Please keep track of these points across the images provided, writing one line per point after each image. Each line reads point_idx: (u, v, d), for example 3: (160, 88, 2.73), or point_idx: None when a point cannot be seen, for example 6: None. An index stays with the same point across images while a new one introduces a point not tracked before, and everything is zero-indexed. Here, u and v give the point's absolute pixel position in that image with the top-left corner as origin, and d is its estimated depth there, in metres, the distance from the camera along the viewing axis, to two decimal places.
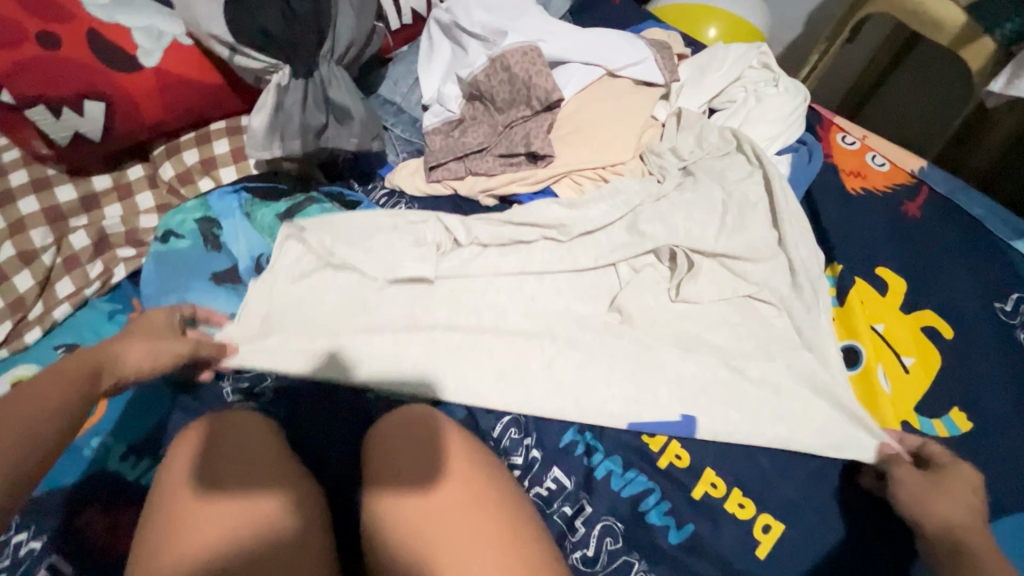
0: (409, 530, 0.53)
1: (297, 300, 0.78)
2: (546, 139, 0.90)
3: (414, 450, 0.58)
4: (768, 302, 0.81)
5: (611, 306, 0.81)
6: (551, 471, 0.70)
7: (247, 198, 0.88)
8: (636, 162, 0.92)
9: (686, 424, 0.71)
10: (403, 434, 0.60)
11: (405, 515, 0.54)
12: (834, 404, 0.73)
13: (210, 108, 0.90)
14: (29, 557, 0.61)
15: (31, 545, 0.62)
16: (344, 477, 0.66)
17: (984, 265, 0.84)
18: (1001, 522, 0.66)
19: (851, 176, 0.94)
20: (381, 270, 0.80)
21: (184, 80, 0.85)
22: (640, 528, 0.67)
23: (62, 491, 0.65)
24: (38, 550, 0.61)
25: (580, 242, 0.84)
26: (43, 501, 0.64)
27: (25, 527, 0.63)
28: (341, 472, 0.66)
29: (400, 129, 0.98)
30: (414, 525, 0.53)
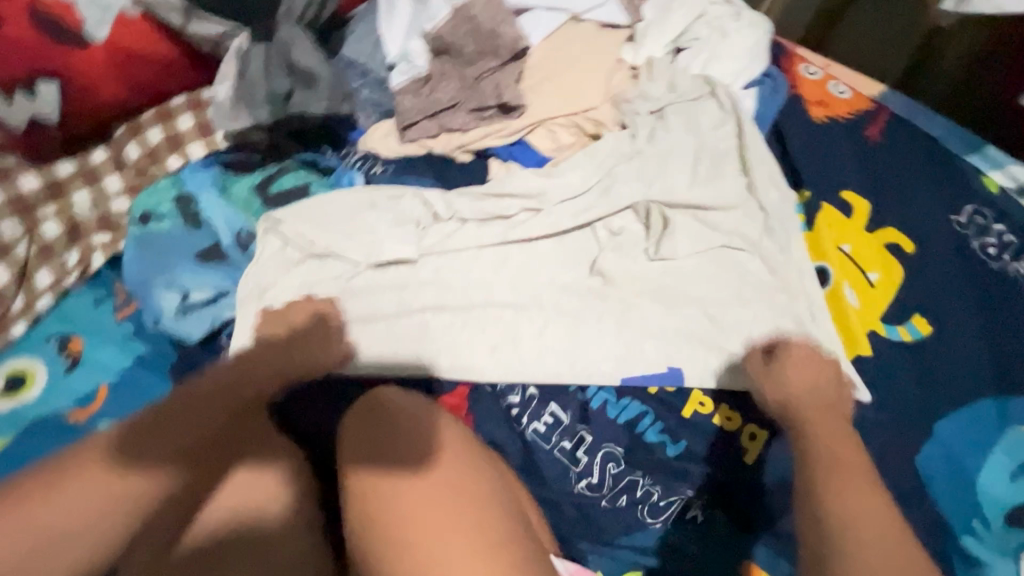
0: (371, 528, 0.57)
1: (291, 289, 0.80)
2: (516, 89, 0.90)
3: (387, 451, 0.60)
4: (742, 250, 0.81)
5: (592, 269, 0.82)
6: (548, 407, 0.75)
7: (220, 173, 0.86)
8: (608, 105, 0.92)
9: (672, 376, 0.75)
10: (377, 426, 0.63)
11: (362, 516, 0.58)
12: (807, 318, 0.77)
13: (168, 79, 0.88)
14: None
15: None
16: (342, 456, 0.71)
17: (942, 178, 0.89)
18: (956, 413, 0.71)
19: (815, 105, 0.96)
20: (361, 255, 0.81)
21: (136, 52, 0.82)
22: (640, 449, 0.72)
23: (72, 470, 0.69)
24: None
25: (559, 188, 0.85)
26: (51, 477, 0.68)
27: None
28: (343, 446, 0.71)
29: (368, 91, 0.95)
30: (374, 520, 0.57)
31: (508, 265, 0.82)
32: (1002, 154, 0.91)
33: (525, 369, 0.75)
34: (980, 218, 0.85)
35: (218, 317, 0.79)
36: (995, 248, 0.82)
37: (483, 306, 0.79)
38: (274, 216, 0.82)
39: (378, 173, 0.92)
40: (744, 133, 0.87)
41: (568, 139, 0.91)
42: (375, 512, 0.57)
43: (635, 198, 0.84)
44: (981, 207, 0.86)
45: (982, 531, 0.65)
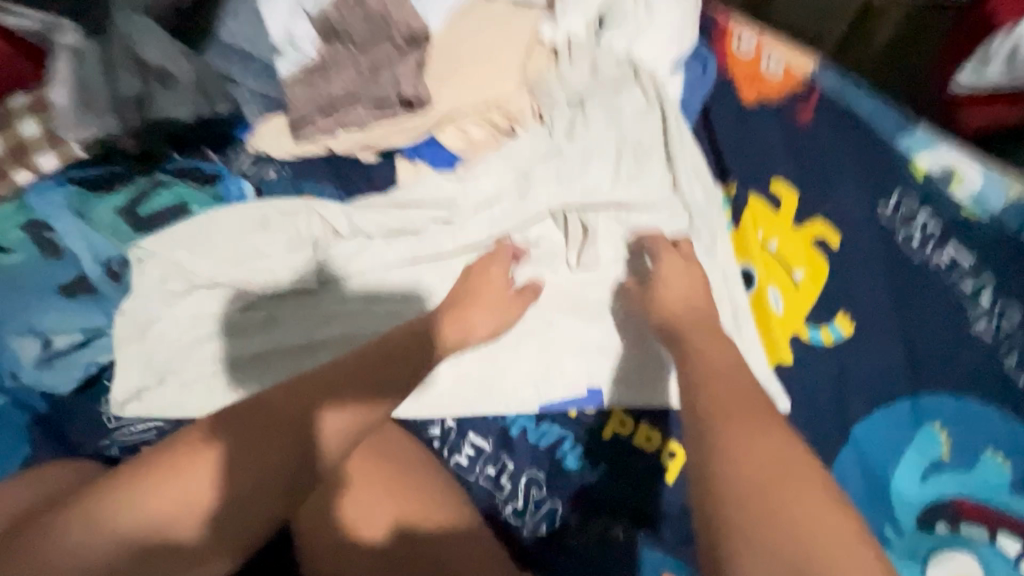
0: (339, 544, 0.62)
1: (181, 326, 0.71)
2: (418, 81, 0.82)
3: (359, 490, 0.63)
4: None
5: None
6: (467, 438, 0.72)
7: (77, 192, 0.74)
8: (524, 95, 0.85)
9: (592, 395, 0.72)
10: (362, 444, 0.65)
11: (362, 508, 0.62)
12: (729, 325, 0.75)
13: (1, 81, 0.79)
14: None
15: None
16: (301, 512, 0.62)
17: (869, 163, 0.85)
18: (876, 414, 0.71)
19: (746, 84, 0.90)
20: (262, 284, 0.73)
21: None
22: (562, 475, 0.70)
23: None
24: None
25: (471, 194, 0.79)
26: None
27: None
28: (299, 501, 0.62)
29: (254, 80, 0.82)
30: (363, 514, 0.62)
31: (420, 285, 0.75)
32: (931, 134, 0.84)
33: (441, 402, 0.72)
34: (906, 205, 0.81)
35: (94, 362, 0.69)
36: (916, 240, 0.79)
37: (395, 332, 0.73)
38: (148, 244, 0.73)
39: (272, 178, 0.82)
40: (667, 124, 0.82)
41: (481, 136, 0.83)
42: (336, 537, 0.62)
43: (553, 205, 0.79)
44: (906, 192, 0.82)
45: (893, 534, 0.66)
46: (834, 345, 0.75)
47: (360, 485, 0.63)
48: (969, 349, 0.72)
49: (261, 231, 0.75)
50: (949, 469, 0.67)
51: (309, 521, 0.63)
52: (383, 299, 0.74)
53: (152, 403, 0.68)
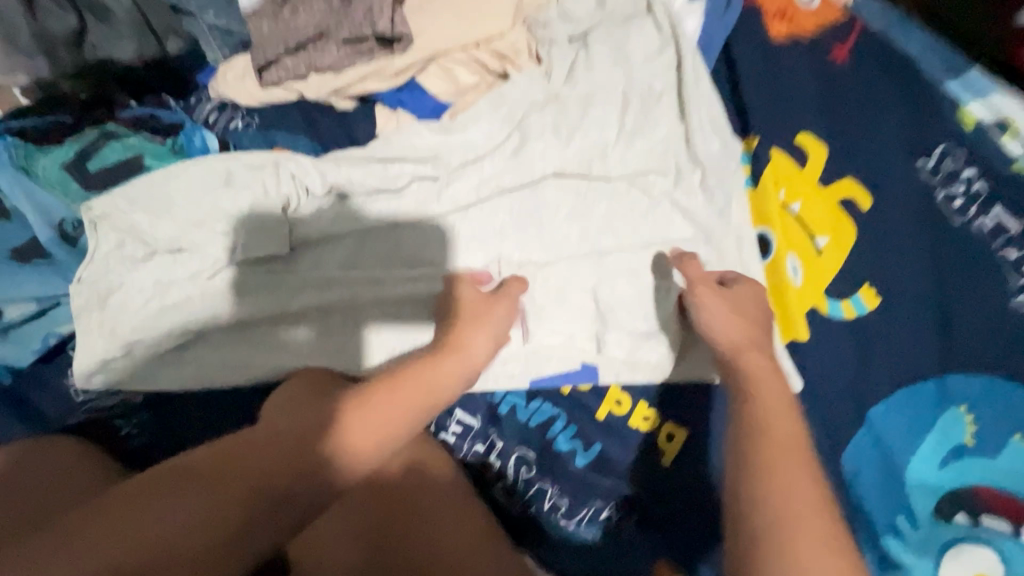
0: (342, 523, 0.58)
1: (144, 294, 0.65)
2: (397, 14, 0.71)
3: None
4: (690, 226, 0.69)
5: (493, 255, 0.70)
6: (453, 415, 0.67)
7: (20, 145, 0.67)
8: (519, 30, 0.75)
9: (586, 373, 0.67)
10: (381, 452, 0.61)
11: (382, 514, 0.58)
12: None
13: None
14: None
15: None
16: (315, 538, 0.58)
17: (914, 110, 0.75)
18: (895, 394, 0.65)
19: (776, 17, 0.79)
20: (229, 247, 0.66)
21: None
22: (552, 456, 0.66)
23: None
24: None
25: (458, 149, 0.71)
26: None
27: None
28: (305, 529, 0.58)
29: (213, 13, 0.72)
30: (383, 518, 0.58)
31: (402, 248, 0.69)
32: (985, 79, 0.75)
33: None
34: (950, 162, 0.72)
35: (53, 333, 0.65)
36: (960, 199, 0.70)
37: (376, 301, 0.67)
38: (99, 207, 0.66)
39: (239, 129, 0.74)
40: (681, 63, 0.72)
41: (469, 80, 0.74)
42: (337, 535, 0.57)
43: (550, 161, 0.71)
44: (952, 148, 0.73)
45: (905, 528, 0.60)
46: (857, 319, 0.68)
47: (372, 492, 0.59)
48: (1009, 323, 0.66)
49: (226, 189, 0.68)
50: (974, 455, 0.62)
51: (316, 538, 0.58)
52: (362, 259, 0.68)
53: (117, 374, 0.64)
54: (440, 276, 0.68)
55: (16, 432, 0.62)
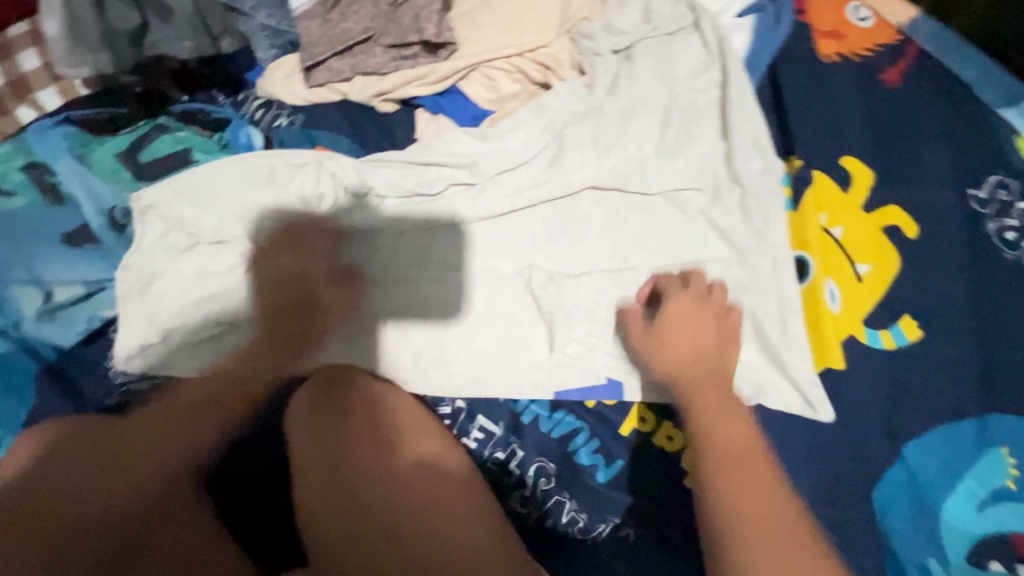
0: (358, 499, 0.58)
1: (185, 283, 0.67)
2: (442, 22, 0.74)
3: (382, 449, 0.60)
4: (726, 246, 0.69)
5: (523, 264, 0.70)
6: (475, 421, 0.67)
7: (77, 135, 0.71)
8: (563, 42, 0.75)
9: (610, 388, 0.66)
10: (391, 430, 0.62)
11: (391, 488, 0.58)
12: (754, 328, 0.66)
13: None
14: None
15: None
16: (333, 519, 0.57)
17: (966, 138, 0.72)
18: (933, 430, 0.63)
19: (825, 36, 0.78)
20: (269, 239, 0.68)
21: None
22: (573, 469, 0.65)
23: None
24: None
25: (496, 154, 0.71)
26: None
27: None
28: (316, 505, 0.58)
29: (265, 13, 0.73)
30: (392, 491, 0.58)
31: (432, 253, 0.70)
32: None
33: (450, 383, 0.68)
34: (1001, 193, 0.70)
35: (98, 316, 0.68)
36: (1011, 233, 0.68)
37: (411, 305, 0.70)
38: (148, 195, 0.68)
39: (283, 126, 0.75)
40: (728, 80, 0.71)
41: (511, 88, 0.74)
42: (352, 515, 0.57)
43: (586, 171, 0.71)
44: (1005, 179, 0.70)
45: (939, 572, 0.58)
46: (896, 350, 0.66)
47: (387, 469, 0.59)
48: None
49: (269, 184, 0.69)
50: (1014, 499, 0.60)
51: (337, 523, 0.57)
52: (398, 259, 0.71)
53: (153, 358, 0.66)
54: (470, 281, 0.70)
55: (56, 408, 0.64)
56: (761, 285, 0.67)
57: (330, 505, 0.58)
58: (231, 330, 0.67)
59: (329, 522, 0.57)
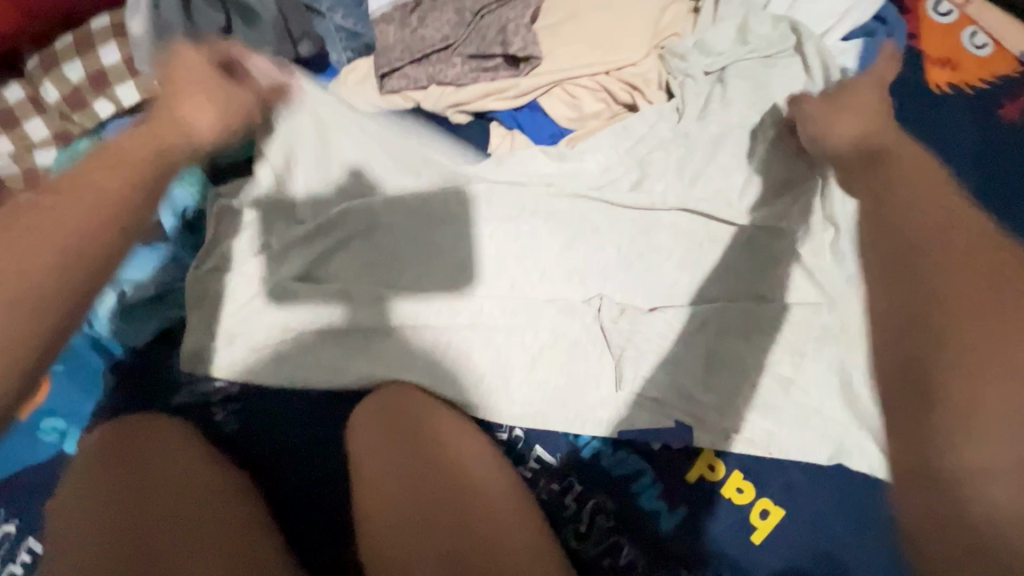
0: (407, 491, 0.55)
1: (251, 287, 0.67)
2: (527, 33, 0.71)
3: (431, 447, 0.58)
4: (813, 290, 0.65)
5: (592, 294, 0.67)
6: (533, 451, 0.66)
7: None
8: (652, 60, 0.72)
9: (679, 433, 0.63)
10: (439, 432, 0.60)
11: (441, 481, 0.55)
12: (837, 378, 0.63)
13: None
14: (5, 541, 0.64)
15: (5, 529, 0.64)
16: (384, 511, 0.54)
17: None
18: None
19: (937, 64, 0.72)
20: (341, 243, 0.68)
21: None
22: (633, 512, 0.63)
23: (35, 471, 0.66)
24: (14, 534, 0.64)
25: (575, 176, 0.69)
26: (13, 480, 0.66)
27: (10, 516, 0.65)
28: (368, 494, 0.56)
29: (342, 14, 0.72)
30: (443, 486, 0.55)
31: (502, 276, 0.68)
32: None
33: (510, 411, 0.65)
34: None
35: (167, 317, 0.69)
36: None
37: (471, 327, 0.66)
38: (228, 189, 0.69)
39: None
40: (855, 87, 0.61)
41: (593, 107, 0.72)
42: (401, 508, 0.54)
43: (668, 198, 0.67)
44: None
45: None
46: None
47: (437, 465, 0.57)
48: None
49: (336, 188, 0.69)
50: None
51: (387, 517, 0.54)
52: (466, 276, 0.68)
53: (220, 363, 0.66)
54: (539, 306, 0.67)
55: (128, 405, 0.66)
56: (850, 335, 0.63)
57: (381, 499, 0.55)
58: (297, 341, 0.67)
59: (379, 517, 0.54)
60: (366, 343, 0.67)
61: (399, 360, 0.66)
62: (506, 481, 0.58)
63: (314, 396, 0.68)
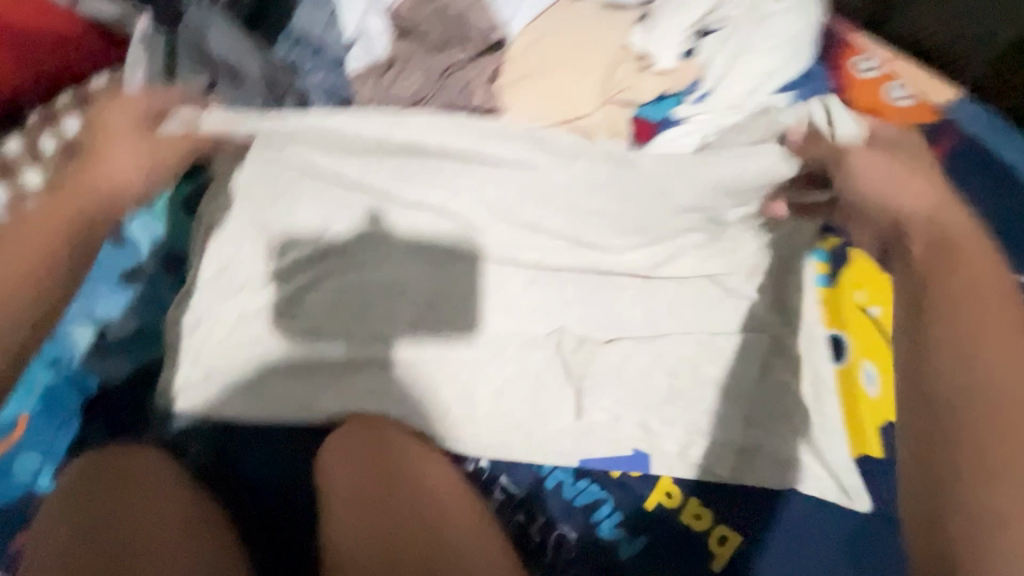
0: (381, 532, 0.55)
1: (228, 324, 0.70)
2: (489, 90, 0.78)
3: (410, 485, 0.59)
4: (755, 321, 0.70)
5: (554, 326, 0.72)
6: (498, 482, 0.67)
7: None
8: (605, 110, 0.78)
9: (637, 460, 0.66)
10: (418, 474, 0.60)
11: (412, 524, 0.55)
12: (782, 403, 0.67)
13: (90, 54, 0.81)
14: None
15: None
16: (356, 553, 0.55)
17: (1006, 223, 0.73)
18: None
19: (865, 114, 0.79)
20: (327, 270, 0.71)
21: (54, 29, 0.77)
22: (594, 541, 0.64)
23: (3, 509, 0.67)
24: None
25: (533, 216, 0.73)
26: None
27: None
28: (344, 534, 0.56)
29: (320, 72, 0.77)
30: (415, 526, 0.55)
31: (468, 311, 0.71)
32: None
33: (475, 442, 0.68)
34: None
35: (145, 355, 0.72)
36: None
37: (438, 361, 0.70)
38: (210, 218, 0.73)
39: None
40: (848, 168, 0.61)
41: None
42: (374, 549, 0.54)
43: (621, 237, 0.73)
44: None
45: None
46: None
47: (412, 505, 0.57)
48: None
49: (320, 225, 0.71)
50: None
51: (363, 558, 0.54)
52: (439, 307, 0.71)
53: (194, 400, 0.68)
54: (503, 337, 0.71)
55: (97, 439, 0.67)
56: (790, 361, 0.68)
57: (354, 542, 0.55)
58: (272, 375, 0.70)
59: (356, 555, 0.55)
60: (343, 369, 0.70)
61: (373, 388, 0.69)
62: (480, 522, 0.58)
63: (286, 430, 0.70)
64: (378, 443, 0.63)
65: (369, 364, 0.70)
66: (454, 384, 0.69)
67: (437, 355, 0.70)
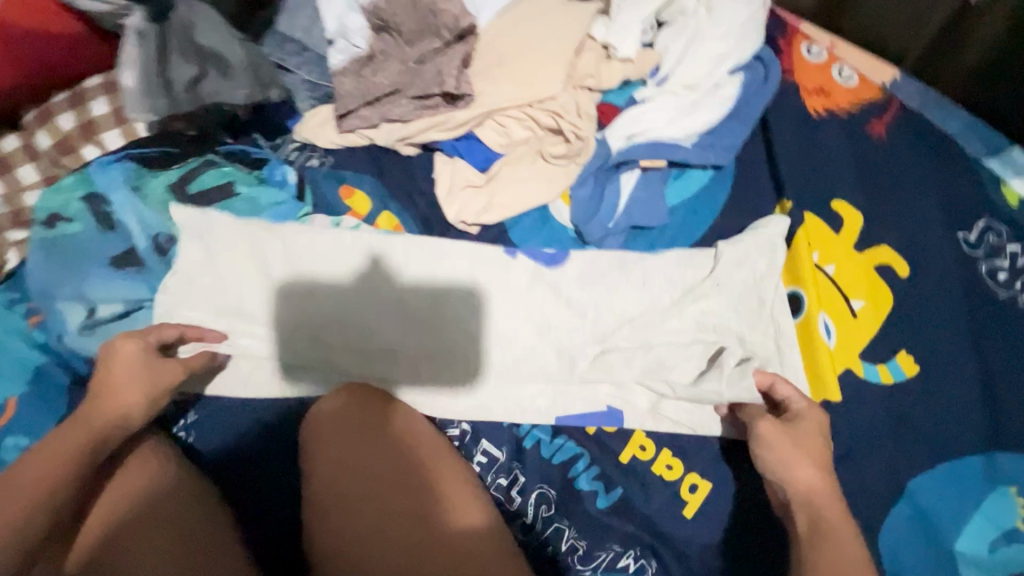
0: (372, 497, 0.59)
1: (220, 301, 0.74)
2: (462, 76, 0.82)
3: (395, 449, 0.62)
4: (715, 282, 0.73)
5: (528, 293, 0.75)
6: (480, 444, 0.69)
7: (132, 168, 0.79)
8: (569, 93, 0.83)
9: (611, 417, 0.69)
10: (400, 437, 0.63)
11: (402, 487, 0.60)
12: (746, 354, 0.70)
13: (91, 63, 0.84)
14: None
15: None
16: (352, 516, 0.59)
17: (953, 184, 0.78)
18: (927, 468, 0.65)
19: (814, 94, 0.84)
20: (311, 249, 0.76)
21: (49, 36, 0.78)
22: (572, 496, 0.66)
23: None
24: None
25: (507, 193, 0.78)
26: None
27: None
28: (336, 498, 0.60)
29: (306, 70, 0.85)
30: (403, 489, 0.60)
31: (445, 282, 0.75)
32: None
33: (454, 406, 0.70)
34: (991, 236, 0.75)
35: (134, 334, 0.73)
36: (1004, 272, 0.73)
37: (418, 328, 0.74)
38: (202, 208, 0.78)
39: (314, 166, 0.83)
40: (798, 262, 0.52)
41: (521, 135, 0.83)
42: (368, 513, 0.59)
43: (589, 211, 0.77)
44: (993, 223, 0.75)
45: None
46: (893, 385, 0.68)
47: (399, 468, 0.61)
48: None
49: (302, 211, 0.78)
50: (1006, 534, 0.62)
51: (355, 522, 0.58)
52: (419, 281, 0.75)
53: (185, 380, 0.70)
54: (479, 306, 0.75)
55: None
56: (751, 316, 0.71)
57: (346, 506, 0.59)
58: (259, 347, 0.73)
59: (349, 519, 0.59)
60: (327, 339, 0.73)
61: (355, 353, 0.73)
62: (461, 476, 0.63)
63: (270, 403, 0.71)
64: (360, 409, 0.65)
65: (353, 334, 0.73)
66: (432, 348, 0.73)
67: (417, 322, 0.74)
